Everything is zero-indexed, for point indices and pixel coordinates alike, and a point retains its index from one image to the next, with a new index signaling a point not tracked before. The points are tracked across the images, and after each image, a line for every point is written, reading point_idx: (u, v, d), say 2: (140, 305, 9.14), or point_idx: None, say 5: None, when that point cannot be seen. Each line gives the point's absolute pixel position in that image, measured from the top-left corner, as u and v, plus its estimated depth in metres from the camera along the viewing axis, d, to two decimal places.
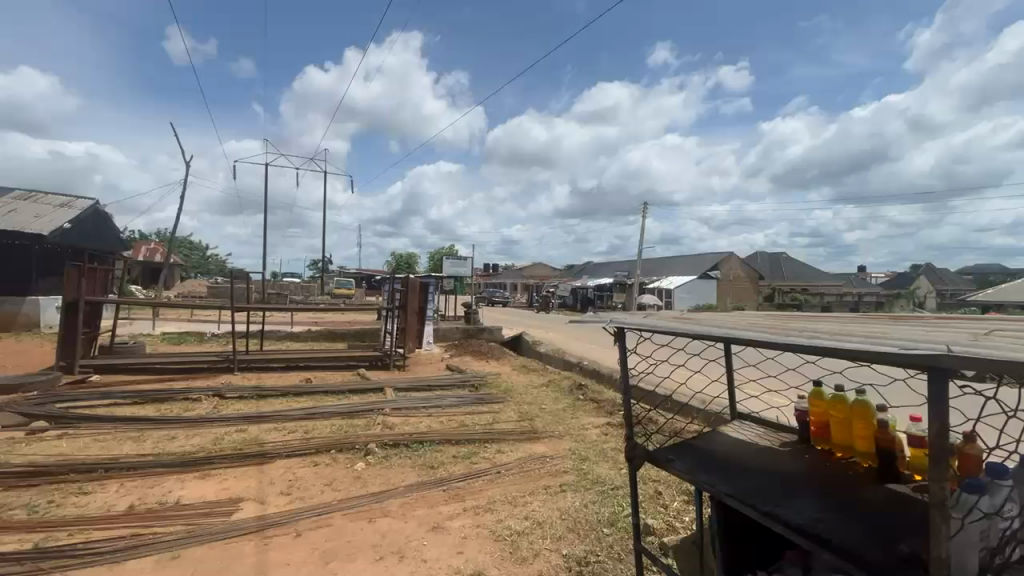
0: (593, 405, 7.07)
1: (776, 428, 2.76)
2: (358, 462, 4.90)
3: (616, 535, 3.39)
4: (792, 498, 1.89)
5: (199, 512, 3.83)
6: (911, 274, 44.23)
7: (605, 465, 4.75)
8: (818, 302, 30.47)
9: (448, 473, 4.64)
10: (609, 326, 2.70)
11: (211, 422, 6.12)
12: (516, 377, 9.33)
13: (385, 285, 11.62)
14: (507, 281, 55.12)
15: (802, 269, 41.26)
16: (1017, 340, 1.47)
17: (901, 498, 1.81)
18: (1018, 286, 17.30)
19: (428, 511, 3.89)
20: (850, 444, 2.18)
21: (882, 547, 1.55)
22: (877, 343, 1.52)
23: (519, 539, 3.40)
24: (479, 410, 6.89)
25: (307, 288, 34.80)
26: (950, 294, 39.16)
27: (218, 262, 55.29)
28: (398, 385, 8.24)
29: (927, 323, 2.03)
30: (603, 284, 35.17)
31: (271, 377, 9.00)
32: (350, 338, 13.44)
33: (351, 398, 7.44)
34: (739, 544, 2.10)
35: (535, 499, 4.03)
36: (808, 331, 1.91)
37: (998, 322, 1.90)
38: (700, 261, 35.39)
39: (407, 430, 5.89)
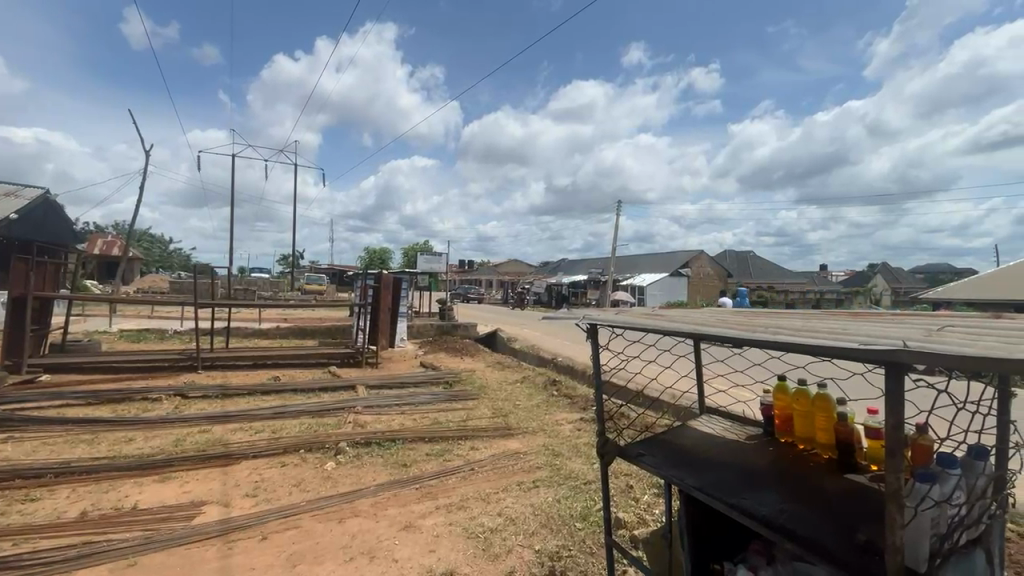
0: (566, 401, 7.12)
1: (743, 422, 2.82)
2: (327, 462, 4.79)
3: (588, 529, 3.42)
4: (757, 489, 1.95)
5: (158, 517, 3.66)
6: (867, 273, 46.28)
7: (578, 460, 4.80)
8: (782, 300, 31.55)
9: (420, 471, 4.59)
10: (582, 323, 2.71)
11: (173, 422, 5.87)
12: (490, 373, 9.31)
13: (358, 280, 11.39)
14: (483, 278, 54.99)
15: (768, 267, 42.64)
16: (969, 335, 1.54)
17: (859, 488, 1.88)
18: (965, 284, 18.20)
19: (400, 510, 3.83)
20: (811, 437, 2.26)
21: (842, 537, 1.61)
22: (840, 339, 1.56)
23: (492, 536, 3.38)
24: (453, 408, 6.84)
25: (276, 284, 33.84)
26: (904, 292, 41.19)
27: (182, 257, 53.21)
28: (370, 382, 8.09)
29: (886, 320, 2.11)
30: (577, 281, 35.47)
31: (237, 375, 8.71)
32: (320, 335, 13.12)
33: (321, 397, 7.27)
34: (706, 537, 2.14)
35: (507, 496, 4.03)
36: (775, 327, 1.94)
37: (950, 318, 1.99)
38: (672, 259, 36.14)
39: (379, 428, 5.80)
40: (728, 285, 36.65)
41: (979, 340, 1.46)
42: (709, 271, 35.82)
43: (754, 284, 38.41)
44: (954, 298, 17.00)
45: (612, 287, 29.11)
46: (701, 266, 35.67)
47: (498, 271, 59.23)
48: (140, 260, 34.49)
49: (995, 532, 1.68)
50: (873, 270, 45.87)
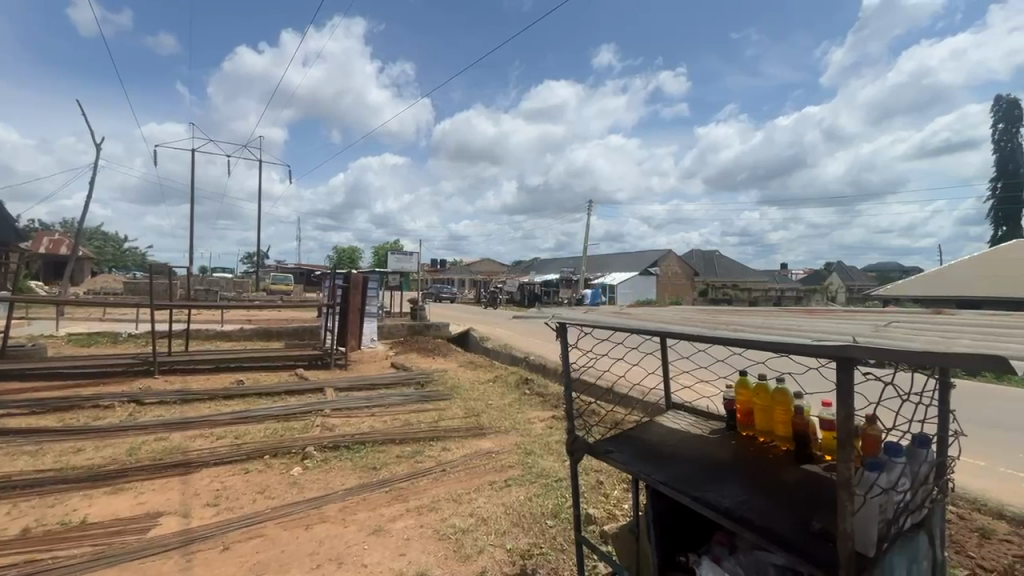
0: (539, 399, 7.16)
1: (707, 416, 2.90)
2: (294, 467, 4.66)
3: (559, 526, 3.45)
4: (719, 482, 2.00)
5: (109, 531, 3.47)
6: (824, 272, 48.54)
7: (549, 458, 4.83)
8: (745, 297, 32.71)
9: (390, 474, 4.52)
10: (552, 321, 2.72)
11: (127, 430, 5.57)
12: (463, 373, 9.26)
13: (326, 280, 11.10)
14: (455, 278, 54.69)
15: (732, 266, 44.09)
16: (912, 330, 1.62)
17: (814, 478, 1.97)
18: (912, 282, 19.32)
19: (370, 515, 3.76)
20: (770, 429, 2.34)
21: (798, 525, 1.68)
22: (796, 335, 1.61)
23: (463, 537, 3.36)
24: (425, 408, 6.77)
25: (239, 284, 32.64)
26: (858, 289, 43.37)
27: (137, 256, 50.74)
28: (339, 384, 7.91)
29: (838, 316, 2.21)
30: (549, 281, 35.74)
31: (198, 379, 8.35)
32: (287, 337, 12.74)
33: (287, 400, 7.06)
34: (672, 529, 2.19)
35: (479, 496, 4.01)
36: (737, 325, 1.99)
37: (896, 314, 2.10)
38: (641, 259, 36.89)
39: (348, 431, 5.67)
40: (695, 283, 37.65)
41: (922, 335, 1.54)
42: (677, 270, 36.76)
43: (719, 282, 39.61)
44: (902, 294, 18.03)
45: (584, 286, 29.51)
46: (670, 266, 36.53)
47: (470, 270, 58.98)
48: (90, 259, 32.64)
49: (937, 516, 1.78)
50: (829, 268, 48.13)
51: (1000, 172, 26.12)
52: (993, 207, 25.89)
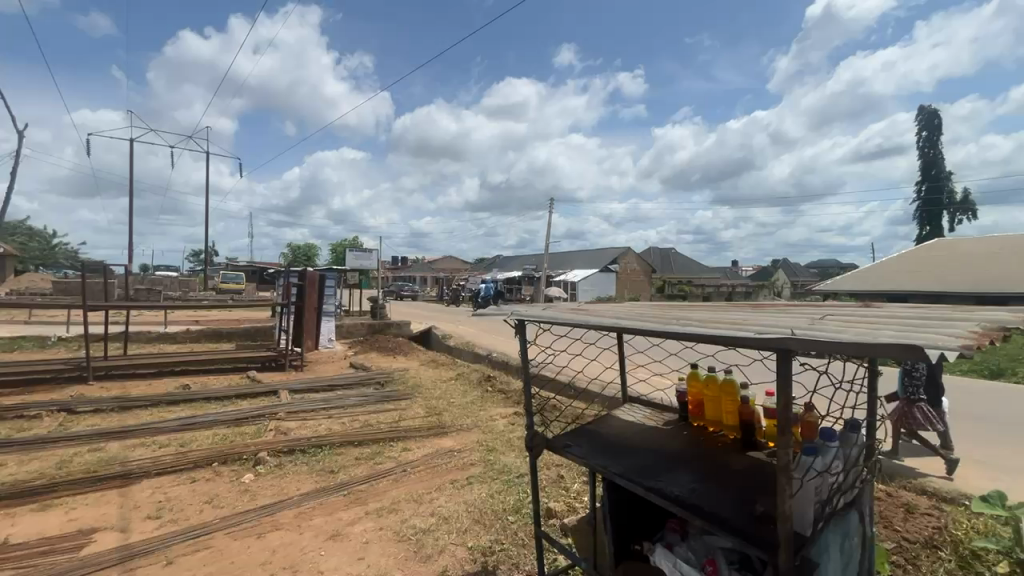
0: (501, 396, 7.15)
1: (662, 408, 2.99)
2: (246, 474, 4.46)
3: (520, 521, 3.48)
4: (672, 471, 2.07)
5: (35, 552, 3.20)
6: (771, 268, 51.21)
7: (511, 454, 4.85)
8: (699, 293, 34.05)
9: (348, 476, 4.40)
10: (511, 319, 2.72)
11: (56, 442, 5.14)
12: (424, 372, 9.13)
13: (281, 278, 10.65)
14: (417, 275, 53.89)
15: (688, 263, 45.73)
16: (844, 323, 1.73)
17: (757, 464, 2.08)
18: (848, 278, 20.72)
19: (327, 519, 3.65)
20: (719, 419, 2.45)
21: (742, 508, 1.76)
22: (741, 329, 1.68)
23: (424, 537, 3.32)
24: (385, 408, 6.64)
25: (185, 283, 30.81)
26: (801, 285, 46.04)
27: (69, 252, 47.02)
28: (295, 385, 7.62)
29: (778, 310, 2.33)
30: (512, 278, 35.84)
31: (139, 385, 7.83)
32: (238, 338, 12.15)
33: (238, 405, 6.72)
34: (627, 519, 2.24)
35: (440, 495, 3.98)
36: (687, 320, 2.05)
37: (831, 308, 2.24)
38: (601, 256, 37.62)
39: (304, 434, 5.48)
40: (653, 280, 38.74)
41: (851, 327, 1.65)
42: (636, 267, 37.76)
43: (676, 279, 41.01)
44: (840, 289, 19.28)
45: (546, 283, 29.79)
46: (629, 264, 37.42)
47: (432, 268, 58.26)
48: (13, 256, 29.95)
49: (867, 495, 1.92)
50: (775, 265, 50.85)
51: (925, 176, 28.36)
52: (919, 208, 28.09)
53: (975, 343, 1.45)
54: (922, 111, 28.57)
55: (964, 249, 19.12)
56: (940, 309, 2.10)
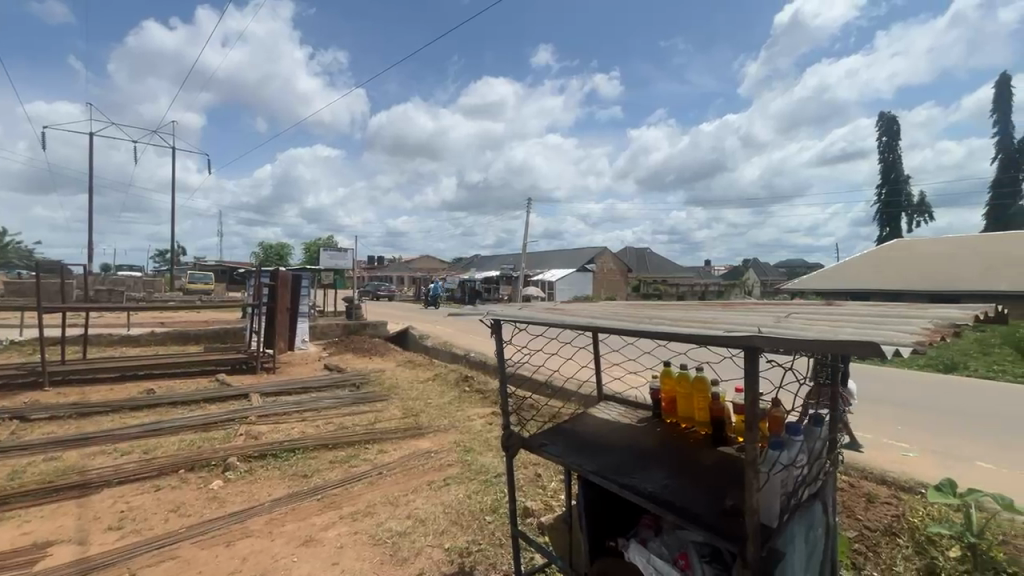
0: (478, 396, 7.14)
1: (636, 406, 3.03)
2: (214, 481, 4.32)
3: (497, 521, 3.47)
4: (645, 468, 2.11)
5: None
6: (742, 268, 52.67)
7: (488, 454, 4.84)
8: (674, 292, 34.71)
9: (322, 481, 4.31)
10: (487, 319, 2.70)
11: (7, 452, 4.86)
12: (401, 373, 9.02)
13: (253, 278, 10.37)
14: (394, 275, 53.24)
15: (662, 263, 46.57)
16: (809, 321, 1.79)
17: (726, 458, 2.13)
18: (815, 277, 21.49)
19: (299, 525, 3.57)
20: (690, 416, 2.50)
21: (712, 503, 1.81)
22: (711, 327, 1.72)
23: (400, 540, 3.28)
24: (360, 410, 6.54)
25: (149, 283, 29.62)
26: (771, 284, 47.49)
27: (22, 251, 44.61)
28: (266, 388, 7.42)
29: (746, 309, 2.40)
30: (490, 278, 35.80)
31: (99, 390, 7.49)
32: (207, 340, 11.75)
33: (206, 409, 6.50)
34: (602, 517, 2.27)
35: (417, 497, 3.94)
36: (659, 319, 2.09)
37: (795, 306, 2.32)
38: (579, 256, 37.96)
39: (276, 438, 5.35)
40: (629, 279, 39.29)
41: (815, 325, 1.71)
42: (613, 267, 38.24)
43: (651, 279, 41.70)
44: (807, 288, 19.97)
45: (524, 283, 29.84)
46: (605, 263, 37.83)
47: (409, 267, 57.66)
48: None
49: (830, 486, 2.00)
50: (746, 264, 52.35)
51: (885, 179, 29.65)
52: (880, 210, 29.38)
53: (928, 339, 1.52)
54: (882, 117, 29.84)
55: (921, 250, 20.08)
56: (897, 307, 2.19)
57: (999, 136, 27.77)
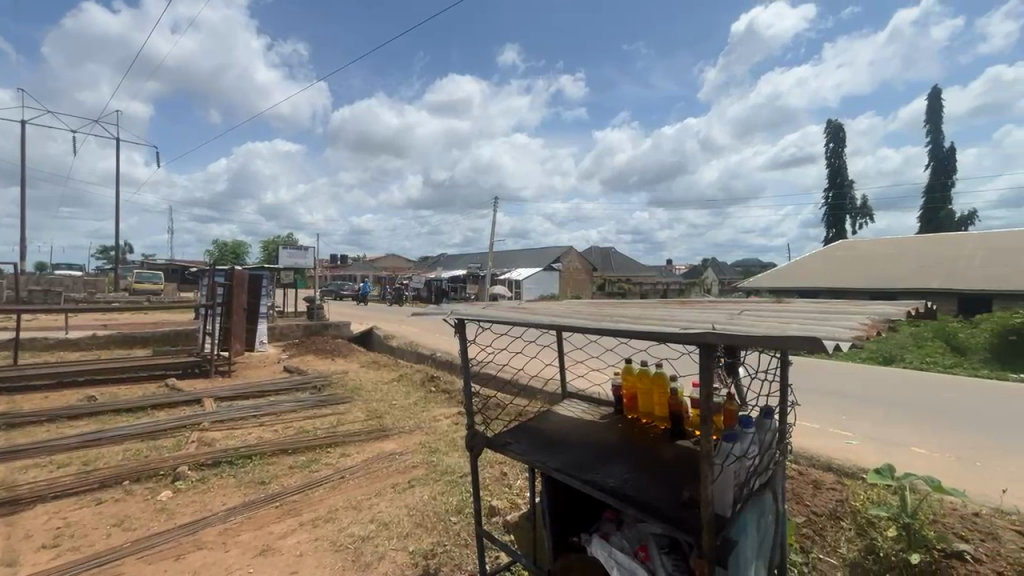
0: (444, 396, 7.08)
1: (599, 403, 3.08)
2: (163, 491, 4.09)
3: (462, 521, 3.45)
4: (607, 463, 2.15)
5: None
6: (701, 267, 54.58)
7: (454, 454, 4.81)
8: (638, 291, 35.56)
9: (280, 487, 4.16)
10: (451, 318, 2.67)
11: None
12: (365, 374, 8.82)
13: (206, 277, 9.87)
14: (357, 275, 52.01)
15: (626, 262, 47.59)
16: (761, 318, 1.85)
17: (684, 451, 2.20)
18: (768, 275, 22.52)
19: (256, 534, 3.43)
20: (650, 411, 2.57)
21: (671, 497, 1.85)
22: (668, 324, 1.76)
23: (363, 545, 3.21)
24: (322, 413, 6.35)
25: (91, 283, 27.77)
26: (728, 282, 49.43)
27: None
28: (221, 393, 7.09)
29: (702, 307, 2.48)
30: (456, 277, 35.56)
31: (33, 398, 6.94)
32: (155, 343, 11.09)
33: (155, 416, 6.15)
34: (565, 513, 2.29)
35: (381, 501, 3.86)
36: (619, 317, 2.13)
37: (747, 304, 2.41)
38: (545, 255, 38.28)
39: (231, 444, 5.11)
40: (594, 279, 39.94)
41: (766, 321, 1.78)
42: (579, 266, 38.77)
43: (616, 278, 42.55)
44: (761, 287, 20.88)
45: (490, 282, 29.81)
46: (572, 262, 38.30)
47: (374, 266, 56.51)
48: None
49: (779, 475, 2.09)
50: (705, 264, 54.27)
51: (831, 184, 31.39)
52: (827, 212, 31.10)
53: (865, 333, 1.61)
54: (829, 125, 31.53)
55: (863, 250, 21.39)
56: (837, 304, 2.33)
57: (931, 145, 29.93)
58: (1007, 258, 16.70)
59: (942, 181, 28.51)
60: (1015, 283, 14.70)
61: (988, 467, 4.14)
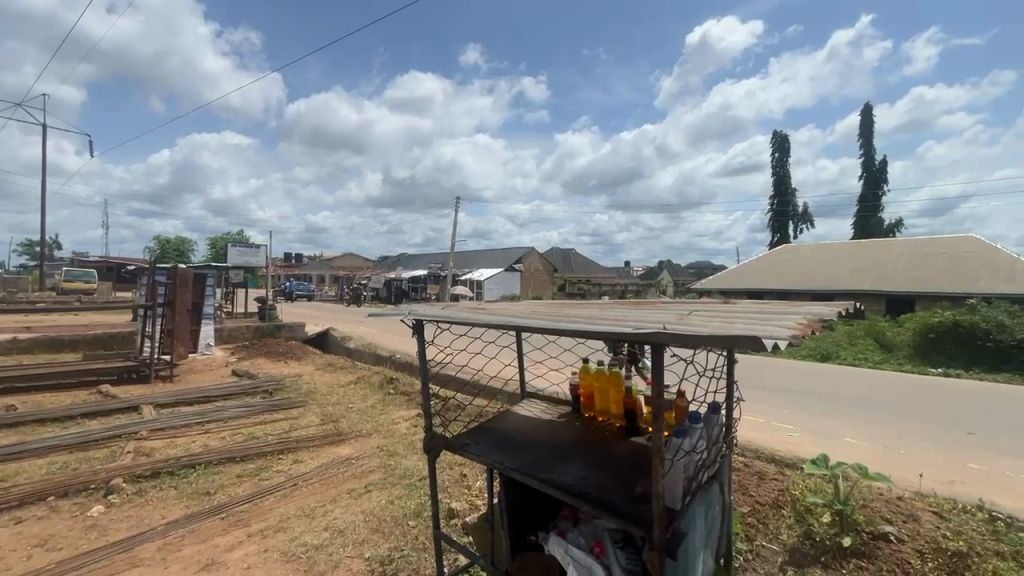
0: (403, 398, 6.96)
1: (557, 402, 3.12)
2: (94, 507, 3.80)
3: (420, 525, 3.40)
4: (564, 461, 2.18)
5: None
6: (658, 268, 56.50)
7: (412, 457, 4.74)
8: (597, 291, 36.36)
9: (227, 498, 3.95)
10: (409, 319, 2.63)
11: None
12: (320, 377, 8.54)
13: (146, 276, 9.23)
14: (313, 274, 50.24)
15: (586, 264, 48.50)
16: (709, 318, 1.94)
17: (638, 448, 2.28)
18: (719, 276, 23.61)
19: (199, 548, 3.25)
20: (607, 409, 2.64)
21: (625, 492, 1.91)
22: (623, 325, 1.80)
23: (316, 554, 3.11)
24: (274, 419, 6.09)
25: (12, 282, 25.40)
26: (682, 283, 51.42)
27: None
28: (162, 399, 6.66)
29: (655, 308, 2.56)
30: (417, 277, 35.09)
31: None
32: (87, 347, 10.28)
33: (86, 425, 5.70)
34: (523, 511, 2.31)
35: (336, 507, 3.75)
36: (575, 318, 2.16)
37: (697, 305, 2.51)
38: (507, 255, 38.44)
39: (172, 454, 4.82)
40: (555, 279, 40.44)
41: (713, 321, 1.86)
42: (541, 266, 39.19)
43: (576, 278, 43.29)
44: (712, 287, 21.84)
45: (452, 282, 29.59)
46: (533, 263, 38.63)
47: (331, 265, 54.86)
48: None
49: (726, 468, 2.19)
50: (661, 266, 56.23)
51: (776, 191, 33.29)
52: (772, 218, 32.95)
53: (801, 332, 1.72)
54: (774, 138, 33.43)
55: (804, 254, 22.80)
56: (778, 304, 2.48)
57: (864, 158, 32.30)
58: (929, 262, 18.22)
59: (873, 192, 30.84)
60: (936, 286, 16.08)
61: (911, 454, 4.51)
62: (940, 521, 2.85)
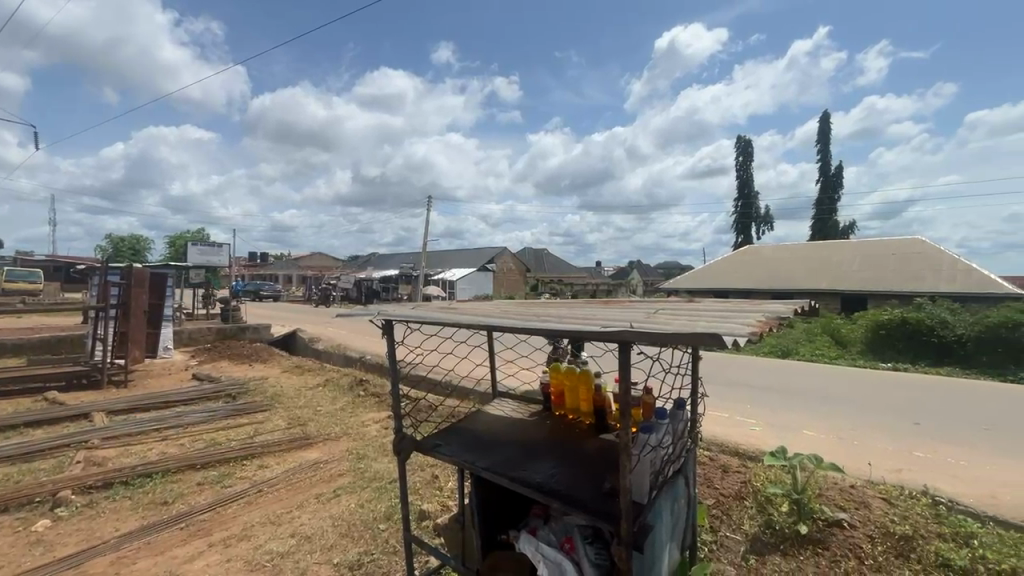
0: (373, 400, 6.85)
1: (528, 401, 3.13)
2: (40, 521, 3.57)
3: (390, 528, 3.35)
4: (534, 459, 2.20)
5: None
6: (628, 268, 57.60)
7: (382, 459, 4.67)
8: (569, 291, 36.69)
9: (186, 507, 3.79)
10: (379, 319, 2.58)
11: None
12: (287, 380, 8.30)
13: (99, 276, 8.76)
14: (279, 274, 48.75)
15: (558, 263, 48.90)
16: (675, 316, 1.99)
17: (606, 444, 2.32)
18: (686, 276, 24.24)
19: (156, 561, 3.10)
20: (577, 407, 2.67)
21: (594, 488, 1.94)
22: (591, 324, 1.82)
23: (282, 561, 3.03)
24: (237, 424, 5.88)
25: None
26: (651, 283, 52.53)
27: None
28: (115, 405, 6.31)
29: (623, 306, 2.60)
30: (388, 277, 34.53)
31: None
32: (31, 351, 9.64)
33: (30, 435, 5.35)
34: (494, 509, 2.31)
35: (303, 513, 3.65)
36: (546, 317, 2.18)
37: (663, 304, 2.56)
38: (480, 255, 38.33)
39: (127, 463, 4.58)
40: (527, 279, 40.60)
41: (678, 320, 1.90)
42: (513, 266, 39.27)
43: (548, 278, 43.56)
44: (680, 287, 22.41)
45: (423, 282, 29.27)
46: (506, 263, 38.65)
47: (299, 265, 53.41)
48: None
49: (690, 462, 2.26)
50: (632, 266, 57.34)
51: (739, 194, 34.46)
52: (736, 219, 34.07)
53: (760, 330, 1.78)
54: (738, 142, 34.49)
55: (766, 255, 23.68)
56: (740, 302, 2.56)
57: (821, 163, 33.77)
58: (879, 262, 19.24)
59: (829, 195, 32.32)
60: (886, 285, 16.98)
61: (862, 444, 4.76)
62: (888, 507, 3.02)
